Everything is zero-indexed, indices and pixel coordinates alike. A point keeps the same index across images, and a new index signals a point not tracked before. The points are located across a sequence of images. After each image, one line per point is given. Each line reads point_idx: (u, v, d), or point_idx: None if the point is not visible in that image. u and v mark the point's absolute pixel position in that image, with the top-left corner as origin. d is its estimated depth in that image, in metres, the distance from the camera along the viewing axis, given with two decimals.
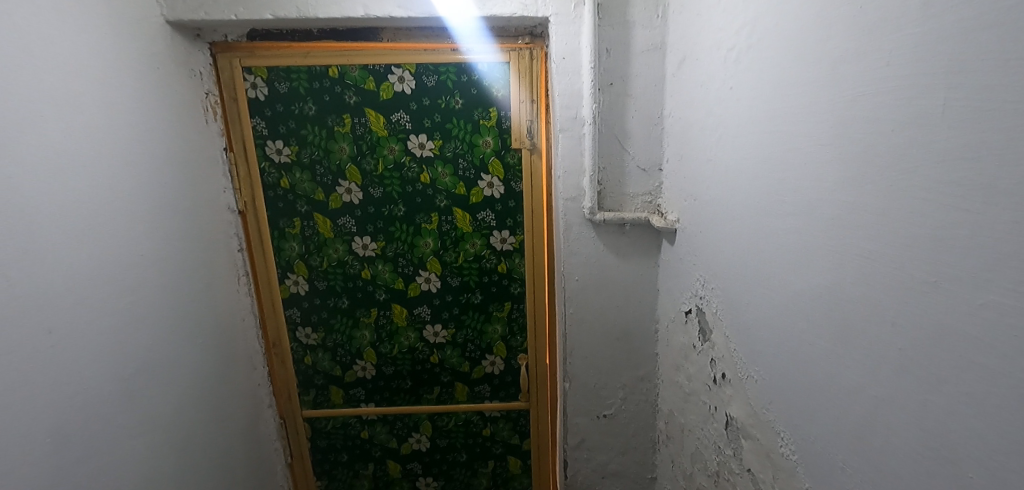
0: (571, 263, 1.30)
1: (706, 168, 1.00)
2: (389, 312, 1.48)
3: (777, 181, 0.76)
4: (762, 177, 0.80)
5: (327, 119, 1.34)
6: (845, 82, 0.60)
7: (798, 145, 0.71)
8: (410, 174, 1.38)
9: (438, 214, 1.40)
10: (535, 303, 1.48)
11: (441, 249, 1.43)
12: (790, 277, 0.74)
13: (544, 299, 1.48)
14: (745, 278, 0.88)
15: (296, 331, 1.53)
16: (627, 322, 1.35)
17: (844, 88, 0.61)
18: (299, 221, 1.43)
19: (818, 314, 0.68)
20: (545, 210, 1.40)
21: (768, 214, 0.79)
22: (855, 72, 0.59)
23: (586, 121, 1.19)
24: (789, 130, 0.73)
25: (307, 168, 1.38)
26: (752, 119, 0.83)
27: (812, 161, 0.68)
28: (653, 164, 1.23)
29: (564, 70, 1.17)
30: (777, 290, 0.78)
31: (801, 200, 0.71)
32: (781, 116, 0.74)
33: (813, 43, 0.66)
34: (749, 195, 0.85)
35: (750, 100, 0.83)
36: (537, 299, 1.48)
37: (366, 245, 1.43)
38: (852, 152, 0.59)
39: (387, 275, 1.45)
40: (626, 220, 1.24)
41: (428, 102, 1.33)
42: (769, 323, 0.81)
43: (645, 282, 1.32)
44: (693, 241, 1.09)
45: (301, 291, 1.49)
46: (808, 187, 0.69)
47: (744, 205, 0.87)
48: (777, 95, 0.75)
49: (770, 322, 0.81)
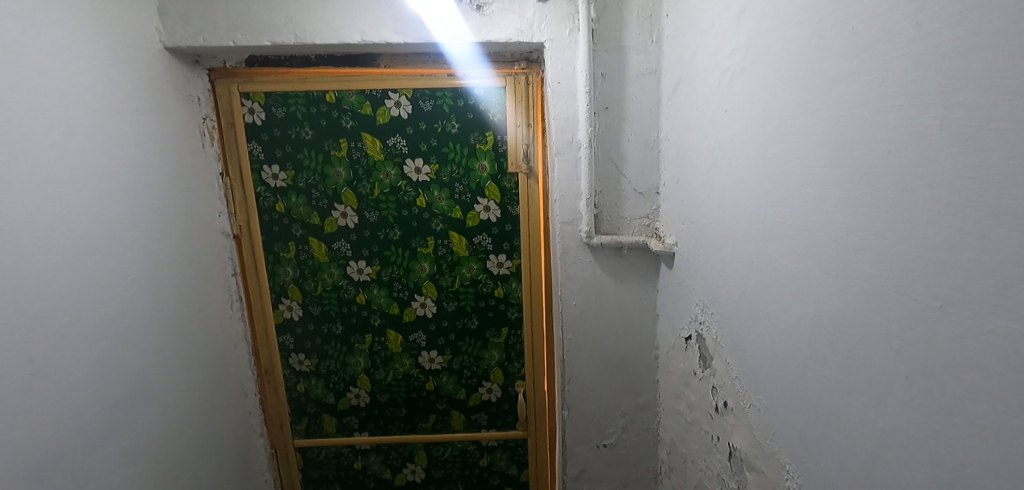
0: (569, 288, 1.28)
1: (703, 191, 0.99)
2: (384, 338, 1.45)
3: (775, 204, 0.75)
4: (759, 199, 0.79)
5: (324, 143, 1.35)
6: (839, 104, 0.60)
7: (794, 167, 0.70)
8: (406, 198, 1.37)
9: (434, 238, 1.39)
10: (533, 329, 1.45)
11: (437, 273, 1.41)
12: (790, 302, 0.72)
13: (542, 325, 1.45)
14: (745, 303, 0.85)
15: (289, 357, 1.50)
16: (626, 348, 1.32)
17: (838, 109, 0.60)
18: (294, 245, 1.42)
19: (821, 340, 0.66)
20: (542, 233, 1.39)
21: (767, 238, 0.77)
22: (849, 93, 0.58)
23: (582, 145, 1.19)
24: (785, 152, 0.72)
25: (302, 192, 1.38)
26: (748, 142, 0.82)
27: (809, 184, 0.67)
28: (650, 187, 1.22)
29: (559, 94, 1.18)
30: (777, 315, 0.76)
31: (799, 223, 0.69)
32: (777, 138, 0.74)
33: (806, 66, 0.66)
34: (747, 218, 0.83)
35: (745, 123, 0.83)
36: (535, 324, 1.45)
37: (361, 269, 1.41)
38: (850, 174, 0.58)
39: (383, 300, 1.43)
40: (623, 244, 1.23)
41: (425, 127, 1.33)
42: (770, 349, 0.79)
43: (644, 307, 1.29)
44: (691, 265, 1.07)
45: (294, 316, 1.46)
46: (806, 210, 0.67)
47: (741, 229, 0.85)
48: (772, 117, 0.75)
49: (771, 349, 0.78)
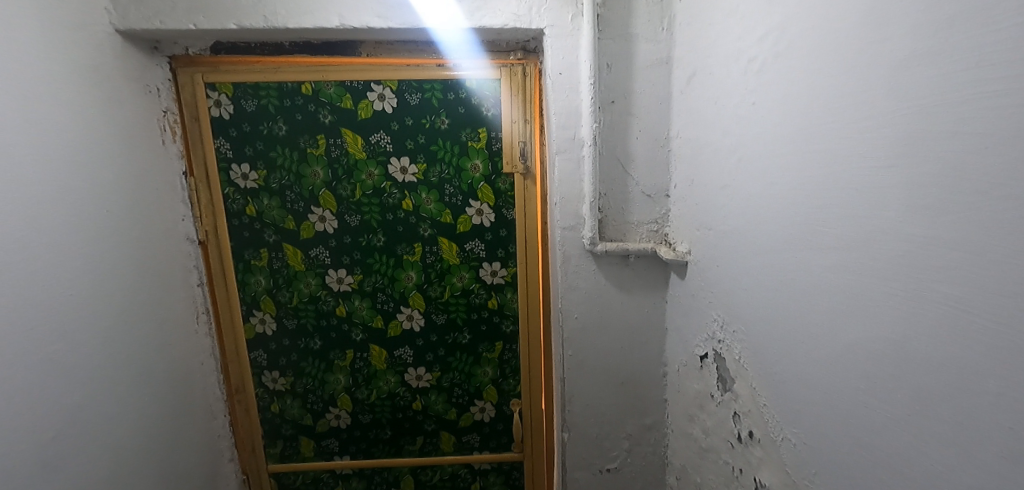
0: (570, 300, 1.17)
1: (723, 193, 0.89)
2: (367, 353, 1.32)
3: (816, 210, 0.64)
4: (794, 204, 0.69)
5: (299, 140, 1.22)
6: (903, 92, 0.49)
7: (840, 168, 0.59)
8: (390, 201, 1.25)
9: (422, 244, 1.27)
10: (530, 343, 1.33)
11: (424, 283, 1.29)
12: (836, 324, 0.62)
13: (540, 338, 1.34)
14: (776, 322, 0.75)
15: (261, 375, 1.36)
16: (632, 364, 1.21)
17: (902, 99, 0.50)
18: (266, 252, 1.28)
19: (877, 371, 0.55)
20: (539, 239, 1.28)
21: (806, 249, 0.67)
22: (918, 78, 0.47)
23: (586, 143, 1.08)
24: (830, 150, 0.61)
25: (276, 194, 1.24)
26: (781, 138, 0.72)
27: (860, 188, 0.56)
28: (660, 189, 1.11)
29: (560, 87, 1.07)
30: (818, 338, 0.66)
31: (849, 233, 0.59)
32: (818, 134, 0.63)
33: (857, 49, 0.56)
34: (778, 225, 0.73)
35: (778, 116, 0.72)
36: (531, 337, 1.33)
37: (341, 279, 1.28)
38: (918, 175, 0.48)
39: (365, 312, 1.30)
40: (630, 252, 1.12)
41: (412, 122, 1.21)
42: (808, 377, 0.68)
43: (651, 320, 1.19)
44: (707, 276, 0.97)
45: (267, 330, 1.33)
46: (857, 219, 0.57)
47: (772, 237, 0.75)
48: (813, 109, 0.64)
49: (810, 376, 0.68)
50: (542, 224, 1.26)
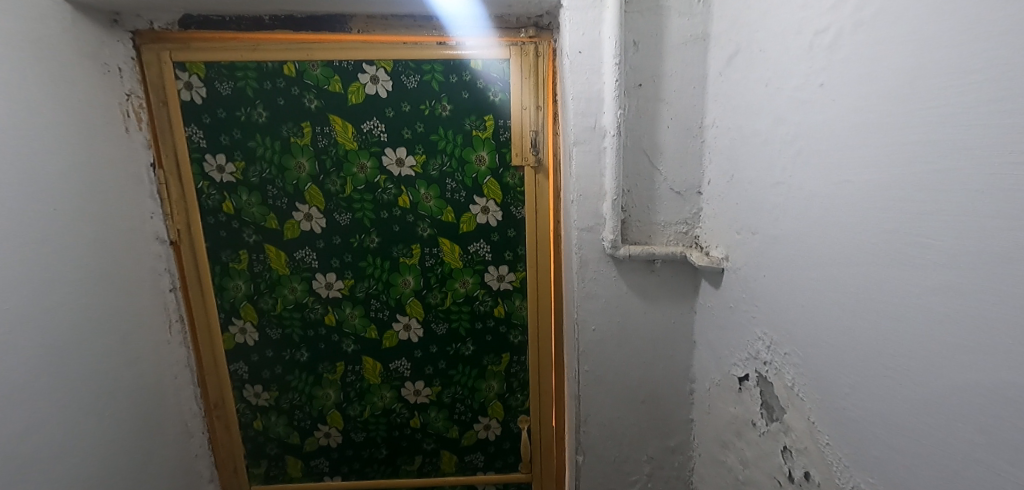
0: (587, 310, 1.04)
1: (774, 191, 0.76)
2: (359, 366, 1.20)
3: (903, 215, 0.52)
4: (875, 207, 0.56)
5: (281, 128, 1.08)
6: None
7: (941, 164, 0.47)
8: (385, 197, 1.11)
9: (420, 246, 1.14)
10: (539, 355, 1.21)
11: (423, 288, 1.16)
12: (931, 357, 0.50)
13: (551, 349, 1.21)
14: (845, 347, 0.63)
15: (242, 389, 1.23)
16: (655, 381, 1.09)
17: None
18: (246, 254, 1.15)
19: (993, 423, 0.43)
20: (551, 240, 1.15)
21: (890, 263, 0.54)
22: None
23: (608, 132, 0.94)
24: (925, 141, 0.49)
25: (256, 188, 1.10)
26: (846, 126, 0.60)
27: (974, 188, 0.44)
28: (690, 185, 0.98)
29: (580, 67, 0.93)
30: (904, 372, 0.54)
31: (954, 245, 0.46)
32: (903, 120, 0.51)
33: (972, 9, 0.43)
34: (852, 231, 0.60)
35: (851, 99, 0.59)
36: (542, 349, 1.21)
37: (330, 284, 1.15)
38: None
39: (358, 321, 1.17)
40: (656, 256, 0.99)
41: (409, 108, 1.07)
42: (891, 418, 0.56)
43: (677, 331, 1.06)
44: (750, 286, 0.84)
45: (249, 341, 1.20)
46: (968, 228, 0.45)
47: (841, 245, 0.62)
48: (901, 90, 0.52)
49: (894, 417, 0.56)
50: (554, 224, 1.13)
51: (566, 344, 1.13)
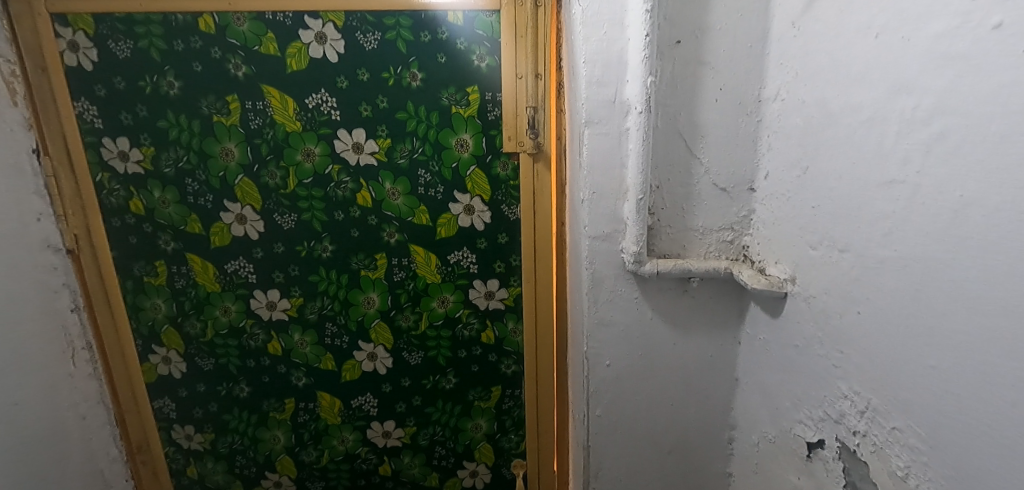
0: (599, 342, 0.80)
1: (884, 192, 0.52)
2: (313, 404, 0.96)
3: None
4: None
5: (200, 103, 0.82)
6: None
7: None
8: (339, 194, 0.86)
9: (387, 255, 0.89)
10: (537, 388, 0.98)
11: (392, 309, 0.92)
12: None
13: (552, 381, 0.98)
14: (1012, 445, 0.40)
15: (170, 430, 1.00)
16: (684, 428, 0.86)
17: None
18: (163, 266, 0.90)
19: None
20: (554, 248, 0.91)
21: None
22: None
23: (633, 108, 0.70)
24: None
25: (171, 182, 0.85)
26: None
27: None
28: (739, 178, 0.74)
29: (596, 17, 0.68)
30: None
31: None
32: None
33: None
34: None
35: None
36: (541, 381, 0.98)
37: (273, 304, 0.91)
38: None
39: (310, 350, 0.93)
40: (693, 274, 0.75)
41: (367, 76, 0.81)
42: None
43: (714, 367, 0.83)
44: (832, 324, 0.60)
45: (175, 373, 0.96)
46: None
47: (1016, 285, 0.39)
48: None
49: None
50: (557, 227, 0.89)
51: (574, 380, 0.90)
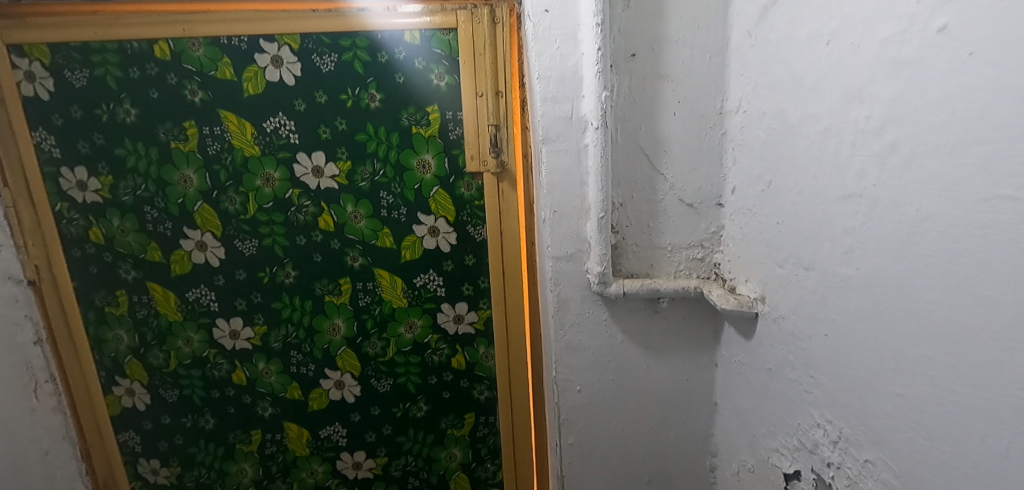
0: (568, 366, 0.77)
1: (844, 207, 0.48)
2: (280, 435, 0.93)
3: None
4: None
5: (157, 130, 0.81)
6: None
7: None
8: (300, 218, 0.84)
9: (351, 280, 0.87)
10: (512, 414, 0.94)
11: (358, 335, 0.89)
12: None
13: (527, 406, 0.94)
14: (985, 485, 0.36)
15: (136, 464, 0.97)
16: (663, 456, 0.81)
17: None
18: (124, 296, 0.88)
19: None
20: (523, 268, 0.88)
21: None
22: None
23: (590, 124, 0.68)
24: None
25: (130, 210, 0.84)
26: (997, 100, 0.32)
27: None
28: (705, 193, 0.71)
29: (548, 33, 0.66)
30: None
31: None
32: None
33: None
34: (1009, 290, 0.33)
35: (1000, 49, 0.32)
36: (516, 406, 0.94)
37: (236, 333, 0.88)
38: None
39: (275, 379, 0.90)
40: (662, 294, 0.72)
41: (325, 98, 0.80)
42: None
43: (691, 391, 0.79)
44: (802, 346, 0.56)
45: (139, 405, 0.93)
46: None
47: (978, 308, 0.35)
48: None
49: None
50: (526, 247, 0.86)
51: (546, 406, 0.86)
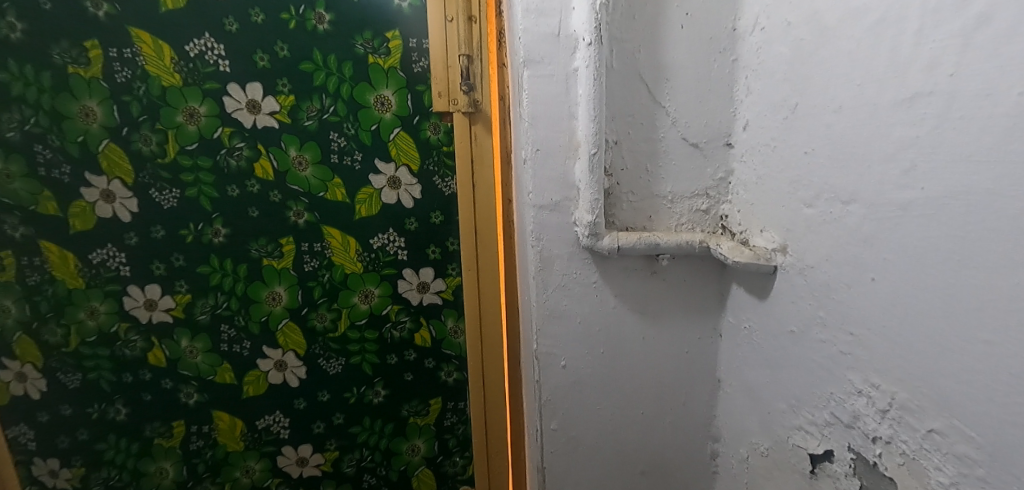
0: (552, 338, 0.66)
1: (902, 114, 0.39)
2: (209, 427, 0.78)
3: None
4: None
5: (49, 49, 0.65)
6: None
7: None
8: (232, 164, 0.70)
9: (295, 240, 0.74)
10: (485, 398, 0.83)
11: (304, 306, 0.76)
12: None
13: (501, 388, 0.83)
14: None
15: (29, 466, 0.78)
16: (656, 443, 0.71)
17: None
18: (9, 256, 0.70)
19: None
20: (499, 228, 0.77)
21: None
22: None
23: (581, 41, 0.57)
24: None
25: (15, 148, 0.67)
26: None
27: None
28: (713, 132, 0.61)
29: None
30: None
31: None
32: None
33: None
34: None
35: None
36: (488, 389, 0.83)
37: (154, 303, 0.73)
38: None
39: (203, 361, 0.76)
40: (662, 249, 0.61)
41: (263, 17, 0.67)
42: None
43: (691, 366, 0.69)
44: (839, 299, 0.47)
45: (33, 391, 0.75)
46: None
47: None
48: None
49: None
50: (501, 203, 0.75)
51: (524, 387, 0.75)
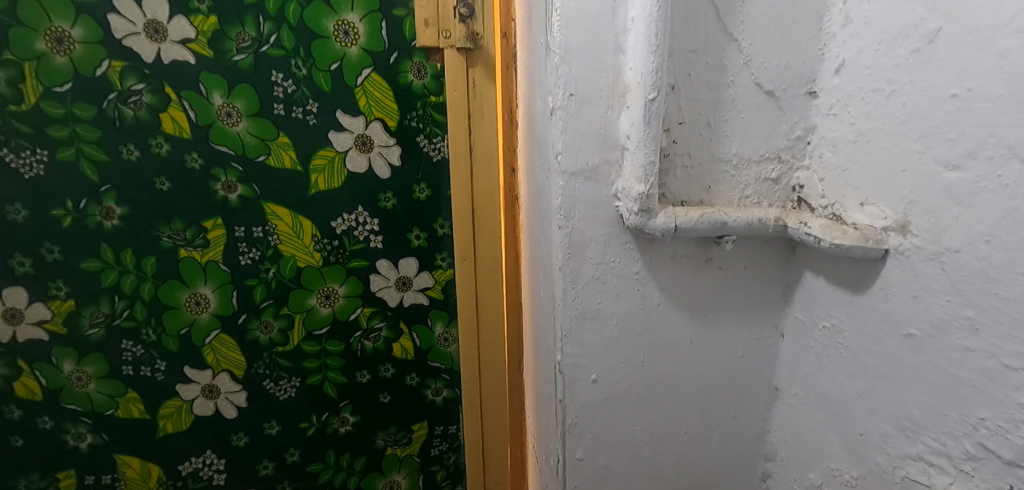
0: (582, 347, 0.50)
1: None
2: (112, 477, 0.61)
3: None
4: None
5: None
6: None
7: None
8: (128, 116, 0.52)
9: (226, 223, 0.57)
10: (481, 415, 0.69)
11: (241, 312, 0.59)
12: None
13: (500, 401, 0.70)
14: None
15: None
16: (701, 469, 0.58)
17: None
18: None
19: None
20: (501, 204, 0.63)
21: None
22: None
23: None
24: None
25: None
26: None
27: None
28: (793, 76, 0.47)
29: None
30: None
31: None
32: None
33: None
34: None
35: None
36: (485, 401, 0.70)
37: (20, 314, 0.54)
38: None
39: (97, 391, 0.57)
40: (728, 230, 0.47)
41: None
42: None
43: (745, 375, 0.56)
44: (1006, 295, 0.34)
45: None
46: None
47: None
48: None
49: None
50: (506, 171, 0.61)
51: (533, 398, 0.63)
